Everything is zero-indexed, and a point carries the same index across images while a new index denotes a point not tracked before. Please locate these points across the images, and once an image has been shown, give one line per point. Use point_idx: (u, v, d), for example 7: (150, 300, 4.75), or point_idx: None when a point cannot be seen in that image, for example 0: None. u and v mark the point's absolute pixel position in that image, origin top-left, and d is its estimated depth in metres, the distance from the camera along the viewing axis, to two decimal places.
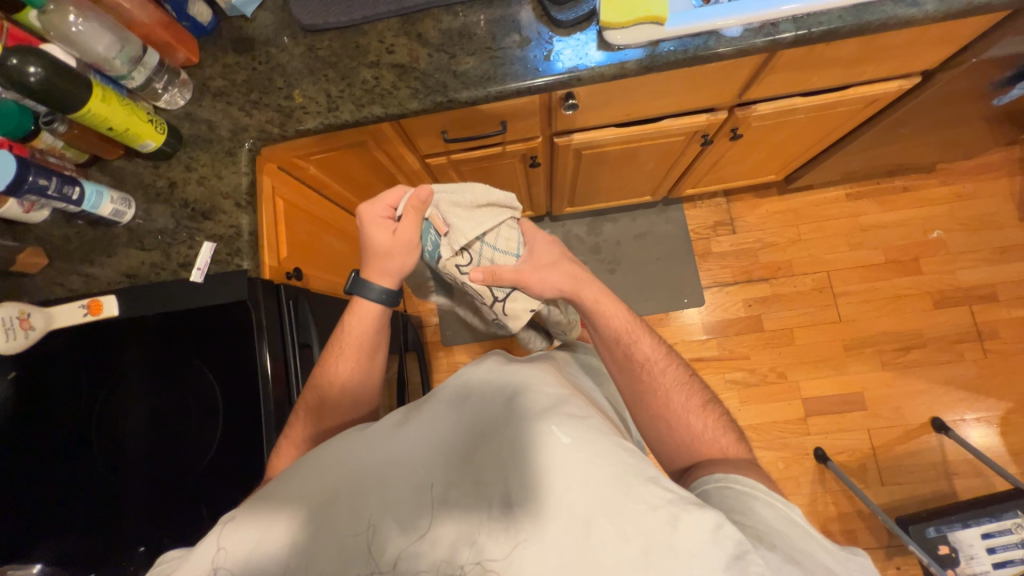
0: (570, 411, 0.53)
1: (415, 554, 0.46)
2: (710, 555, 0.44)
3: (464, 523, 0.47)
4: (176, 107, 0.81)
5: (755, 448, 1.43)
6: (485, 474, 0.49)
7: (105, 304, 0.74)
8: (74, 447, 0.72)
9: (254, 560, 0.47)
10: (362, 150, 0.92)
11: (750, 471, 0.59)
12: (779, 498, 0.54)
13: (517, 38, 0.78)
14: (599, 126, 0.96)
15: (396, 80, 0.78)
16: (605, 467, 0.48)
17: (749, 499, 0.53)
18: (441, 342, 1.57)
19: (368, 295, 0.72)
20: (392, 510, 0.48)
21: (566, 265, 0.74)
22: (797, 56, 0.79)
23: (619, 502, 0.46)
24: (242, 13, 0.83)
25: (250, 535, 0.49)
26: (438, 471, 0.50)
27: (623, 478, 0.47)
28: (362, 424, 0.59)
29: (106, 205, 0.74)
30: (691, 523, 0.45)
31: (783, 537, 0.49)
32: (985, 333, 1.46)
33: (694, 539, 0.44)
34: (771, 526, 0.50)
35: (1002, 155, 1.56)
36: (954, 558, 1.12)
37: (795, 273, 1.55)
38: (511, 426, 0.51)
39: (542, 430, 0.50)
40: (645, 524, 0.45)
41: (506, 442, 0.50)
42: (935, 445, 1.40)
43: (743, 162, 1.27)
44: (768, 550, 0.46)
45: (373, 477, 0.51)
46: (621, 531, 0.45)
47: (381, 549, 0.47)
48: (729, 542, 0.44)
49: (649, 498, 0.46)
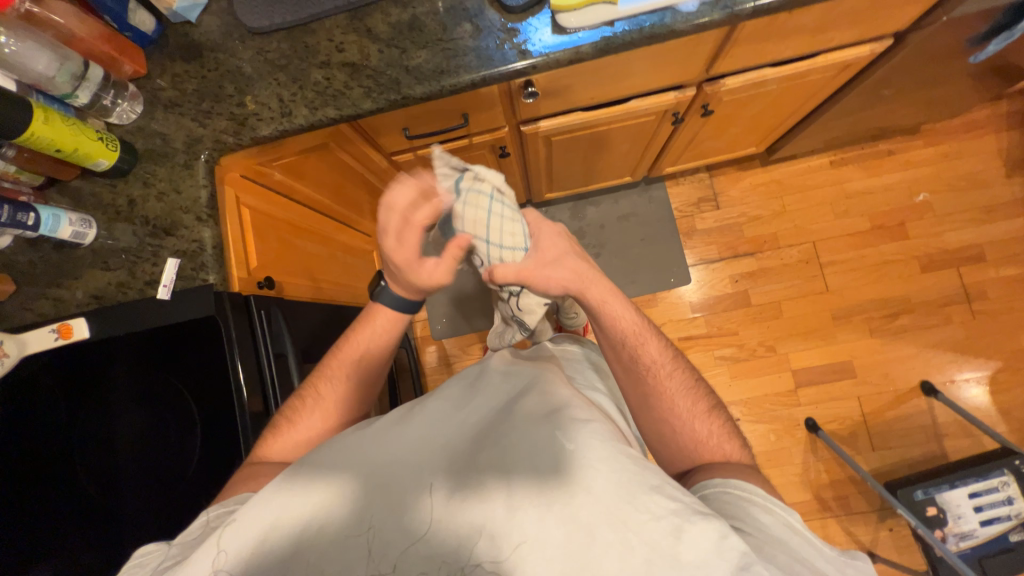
0: (575, 415, 0.53)
1: (415, 558, 0.46)
2: (714, 564, 0.43)
3: (465, 525, 0.46)
4: (128, 122, 0.79)
5: (747, 421, 1.45)
6: (488, 475, 0.49)
7: (76, 327, 0.73)
8: (59, 471, 0.72)
9: (250, 562, 0.47)
10: (326, 151, 0.91)
11: (750, 476, 0.59)
12: (778, 504, 0.54)
13: (469, 28, 0.75)
14: (566, 112, 0.94)
15: (348, 80, 0.76)
16: (609, 473, 0.47)
17: (747, 504, 0.54)
18: (432, 336, 1.57)
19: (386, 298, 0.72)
20: (393, 513, 0.48)
21: (571, 259, 0.70)
22: (759, 27, 0.77)
23: (623, 511, 0.46)
24: (186, 18, 0.81)
25: (246, 537, 0.48)
26: (441, 474, 0.50)
27: (628, 486, 0.47)
28: (362, 424, 0.59)
29: (65, 227, 0.73)
30: (695, 534, 0.44)
31: (783, 544, 0.49)
32: (974, 294, 1.46)
33: (698, 549, 0.44)
34: (770, 534, 0.50)
35: (988, 111, 1.53)
36: (942, 518, 1.14)
37: (781, 246, 1.53)
38: (515, 431, 0.52)
39: (547, 435, 0.51)
40: (649, 533, 0.45)
41: (510, 445, 0.51)
42: (924, 408, 1.41)
43: (720, 137, 1.24)
44: (770, 563, 0.45)
45: (375, 479, 0.50)
46: (626, 541, 0.44)
47: (380, 552, 0.46)
48: (734, 553, 0.43)
49: (654, 507, 0.46)
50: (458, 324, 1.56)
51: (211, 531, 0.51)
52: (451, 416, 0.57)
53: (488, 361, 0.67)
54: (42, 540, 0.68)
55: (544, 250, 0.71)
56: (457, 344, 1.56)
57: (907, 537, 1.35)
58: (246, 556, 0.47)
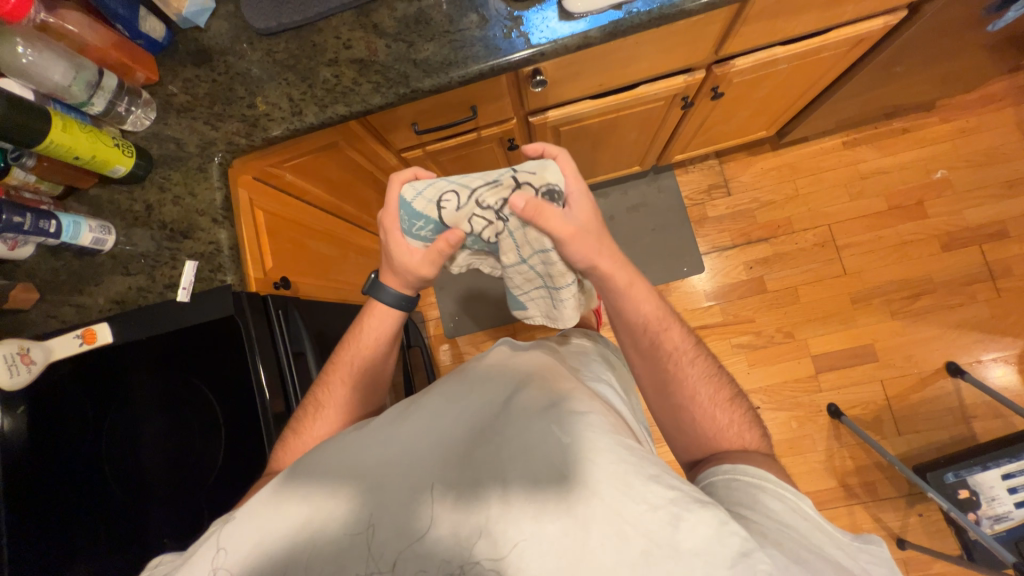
0: (572, 408, 0.52)
1: (414, 556, 0.46)
2: (714, 550, 0.43)
3: (462, 522, 0.46)
4: (142, 128, 0.81)
5: (767, 409, 1.43)
6: (483, 472, 0.49)
7: (99, 332, 0.74)
8: (90, 474, 0.73)
9: (252, 559, 0.48)
10: (336, 151, 0.91)
11: (770, 467, 0.57)
12: (790, 491, 0.53)
13: (475, 18, 0.75)
14: (574, 100, 0.93)
15: (357, 76, 0.77)
16: (606, 466, 0.47)
17: (756, 491, 0.52)
18: (444, 334, 1.57)
19: (383, 297, 0.72)
20: (392, 510, 0.48)
21: (606, 238, 0.65)
22: (770, 4, 0.76)
23: (619, 503, 0.45)
24: (195, 24, 0.82)
25: (250, 537, 0.49)
26: (438, 471, 0.50)
27: (626, 477, 0.46)
28: (361, 425, 0.59)
29: (86, 234, 0.74)
30: (694, 522, 0.44)
31: (792, 532, 0.48)
32: (998, 272, 1.42)
33: (697, 537, 0.43)
34: (782, 522, 0.49)
35: (1006, 83, 1.49)
36: (974, 501, 1.11)
37: (796, 230, 1.51)
38: (510, 426, 0.52)
39: (543, 429, 0.50)
40: (646, 524, 0.44)
41: (505, 441, 0.51)
42: (951, 390, 1.38)
43: (730, 121, 1.22)
44: (775, 549, 0.44)
45: (372, 478, 0.50)
46: (622, 533, 0.44)
47: (379, 550, 0.46)
48: (734, 539, 0.43)
49: (651, 498, 0.45)
50: (471, 322, 1.56)
51: (216, 527, 0.52)
52: (447, 411, 0.57)
53: (486, 355, 0.67)
54: (67, 551, 0.68)
55: (583, 217, 0.64)
56: (471, 342, 1.56)
57: (938, 522, 1.32)
58: (251, 555, 0.48)
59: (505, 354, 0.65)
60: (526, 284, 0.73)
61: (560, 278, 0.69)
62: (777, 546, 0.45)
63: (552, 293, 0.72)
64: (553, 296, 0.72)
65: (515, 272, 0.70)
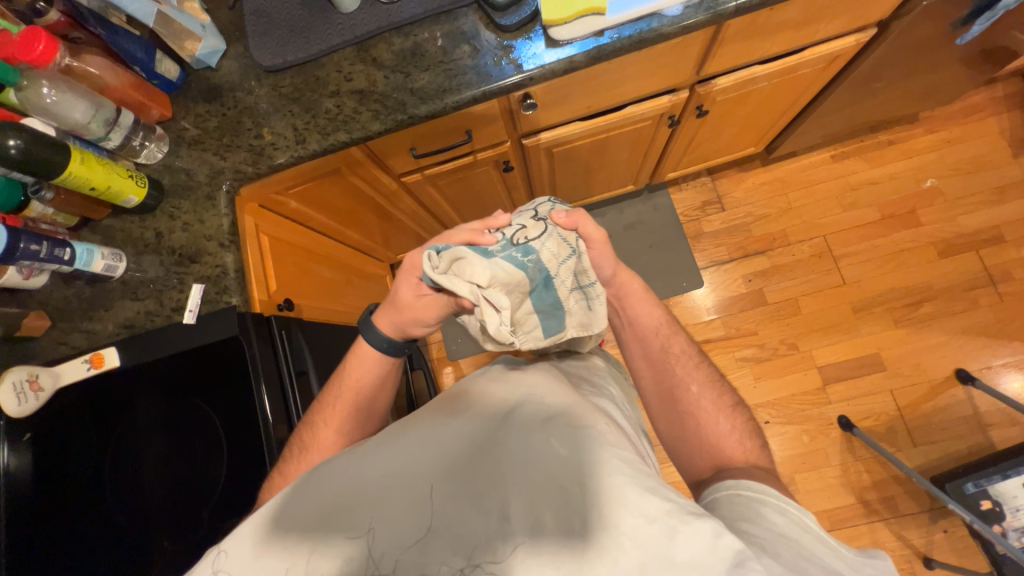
0: (571, 421, 0.52)
1: (413, 567, 0.45)
2: (707, 564, 0.42)
3: (462, 534, 0.46)
4: (155, 161, 0.85)
5: (776, 423, 1.40)
6: (484, 484, 0.48)
7: (108, 356, 0.75)
8: (88, 501, 0.72)
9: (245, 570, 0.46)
10: (338, 177, 0.95)
11: (767, 479, 0.57)
12: (794, 506, 0.52)
13: (468, 49, 0.80)
14: (565, 122, 0.98)
15: (357, 105, 0.81)
16: (604, 478, 0.46)
17: (759, 506, 0.52)
18: (447, 356, 1.58)
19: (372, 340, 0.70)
20: (392, 521, 0.47)
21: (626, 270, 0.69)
22: (743, 26, 0.81)
23: (617, 514, 0.44)
24: (207, 64, 0.88)
25: (246, 550, 0.48)
26: (438, 481, 0.49)
27: (622, 489, 0.46)
28: (362, 440, 0.59)
29: (98, 261, 0.77)
30: (690, 534, 0.43)
31: (792, 544, 0.46)
32: (998, 277, 1.42)
33: (694, 548, 0.43)
34: (782, 534, 0.48)
35: (984, 94, 1.54)
36: (998, 512, 1.07)
37: (792, 243, 1.52)
38: (510, 438, 0.51)
39: (542, 442, 0.50)
40: (643, 535, 0.43)
41: (507, 452, 0.50)
42: (963, 398, 1.35)
43: (718, 138, 1.27)
44: (770, 558, 0.43)
45: (372, 490, 0.50)
46: (620, 545, 0.43)
47: (378, 559, 0.45)
48: (728, 551, 0.42)
49: (648, 509, 0.44)
50: (474, 343, 1.57)
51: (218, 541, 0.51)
52: (448, 423, 0.56)
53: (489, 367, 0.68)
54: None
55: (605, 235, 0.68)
56: (474, 362, 1.57)
57: (965, 538, 1.27)
58: (247, 565, 0.46)
59: (505, 367, 0.66)
60: (567, 294, 0.62)
61: (590, 271, 0.63)
62: (773, 556, 0.44)
63: (586, 294, 0.64)
64: (590, 297, 0.63)
65: (552, 278, 0.60)
